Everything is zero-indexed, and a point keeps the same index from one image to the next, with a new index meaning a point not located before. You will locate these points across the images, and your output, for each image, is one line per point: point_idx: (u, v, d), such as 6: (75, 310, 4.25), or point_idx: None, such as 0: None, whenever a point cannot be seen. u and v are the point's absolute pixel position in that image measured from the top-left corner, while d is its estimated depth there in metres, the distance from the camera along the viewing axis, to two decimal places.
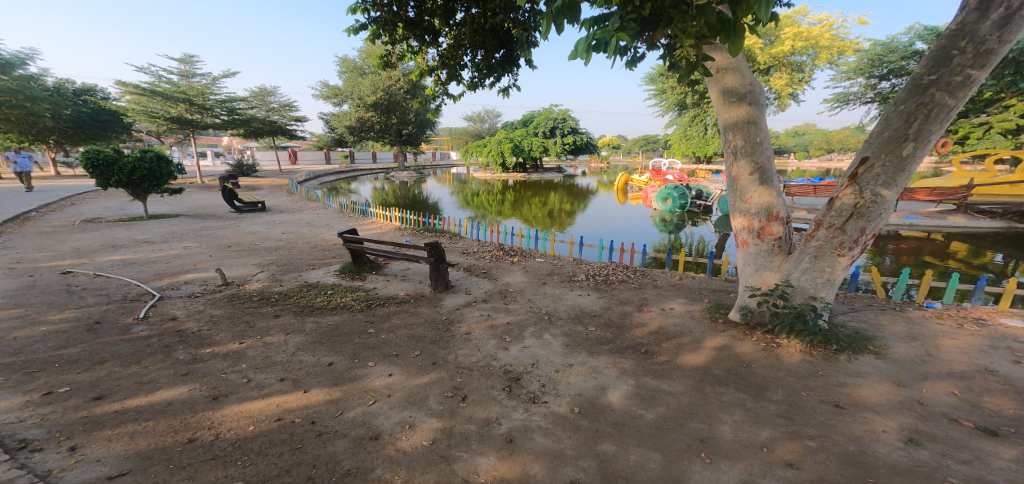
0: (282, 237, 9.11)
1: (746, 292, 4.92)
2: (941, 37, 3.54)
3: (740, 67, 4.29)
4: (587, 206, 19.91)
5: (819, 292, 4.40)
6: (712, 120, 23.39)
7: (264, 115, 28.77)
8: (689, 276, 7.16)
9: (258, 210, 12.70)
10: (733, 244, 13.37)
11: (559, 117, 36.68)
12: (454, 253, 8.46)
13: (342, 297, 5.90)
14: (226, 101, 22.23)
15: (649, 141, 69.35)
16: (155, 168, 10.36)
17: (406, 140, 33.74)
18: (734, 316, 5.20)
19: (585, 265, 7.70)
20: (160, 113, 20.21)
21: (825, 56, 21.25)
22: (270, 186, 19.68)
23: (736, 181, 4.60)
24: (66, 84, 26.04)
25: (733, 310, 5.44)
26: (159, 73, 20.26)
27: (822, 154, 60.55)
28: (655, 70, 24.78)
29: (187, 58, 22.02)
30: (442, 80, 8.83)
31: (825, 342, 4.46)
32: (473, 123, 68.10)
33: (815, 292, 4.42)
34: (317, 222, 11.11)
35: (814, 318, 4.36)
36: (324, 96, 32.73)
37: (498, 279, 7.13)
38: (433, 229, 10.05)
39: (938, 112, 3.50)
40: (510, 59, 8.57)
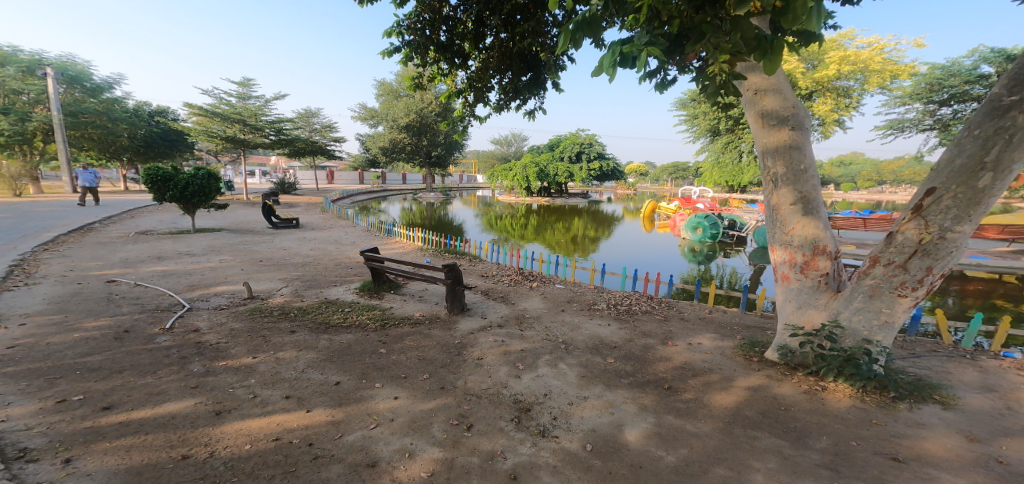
0: (310, 253, 9.32)
1: (787, 332, 4.56)
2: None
3: (783, 90, 4.12)
4: (614, 233, 19.56)
5: (874, 334, 4.01)
6: (747, 147, 22.85)
7: (308, 137, 30.26)
8: (719, 310, 6.78)
9: (292, 227, 13.14)
10: (767, 277, 12.73)
11: (586, 142, 36.78)
12: (475, 276, 8.39)
13: (359, 316, 5.89)
14: (276, 121, 23.38)
15: (681, 169, 68.33)
16: (205, 185, 10.84)
17: (434, 162, 34.61)
18: (772, 356, 4.81)
19: (607, 294, 7.44)
20: (216, 132, 21.41)
21: (876, 80, 20.41)
22: (306, 204, 20.46)
23: (777, 211, 4.33)
24: (147, 107, 28.23)
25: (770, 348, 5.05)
26: (220, 95, 21.71)
27: (866, 186, 57.74)
28: (687, 96, 24.63)
29: (246, 82, 23.58)
30: (469, 102, 9.05)
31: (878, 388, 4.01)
32: (502, 147, 69.37)
33: (868, 335, 4.04)
34: (344, 240, 11.35)
35: (868, 362, 3.96)
36: (360, 118, 34.20)
37: (516, 304, 6.97)
38: (455, 251, 10.06)
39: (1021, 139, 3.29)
40: (537, 82, 8.70)
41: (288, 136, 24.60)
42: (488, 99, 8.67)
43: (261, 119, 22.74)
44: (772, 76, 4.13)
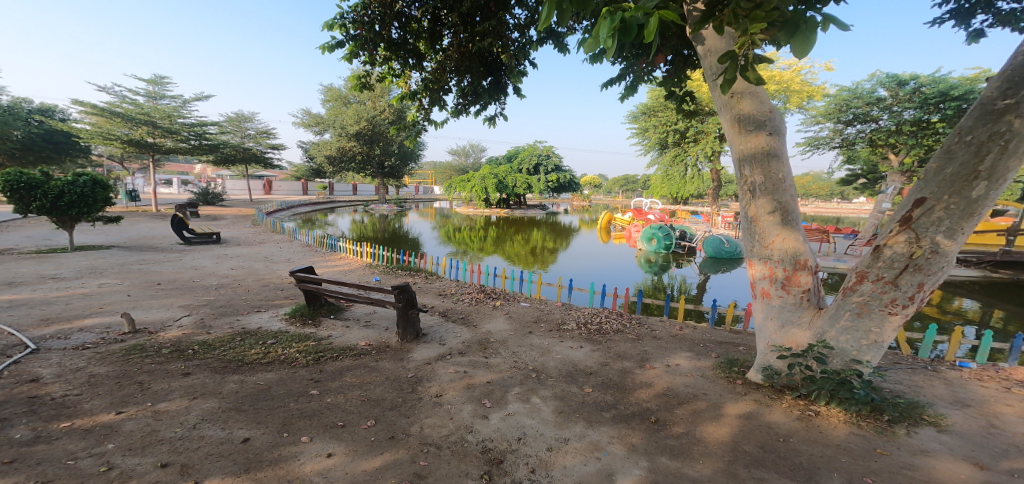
0: (230, 273, 8.06)
1: (770, 351, 4.17)
2: (1017, 56, 3.18)
3: (759, 92, 3.79)
4: (571, 245, 19.39)
5: (863, 353, 3.70)
6: (693, 160, 23.67)
7: (238, 142, 27.87)
8: (689, 324, 6.42)
9: (211, 242, 11.55)
10: (716, 285, 12.97)
11: (544, 154, 36.85)
12: (428, 296, 7.52)
13: (288, 348, 4.90)
14: (196, 124, 21.21)
15: (627, 181, 70.58)
16: (89, 193, 9.27)
17: (387, 173, 33.03)
18: (756, 377, 4.43)
19: (574, 311, 6.87)
20: (118, 134, 18.77)
21: (796, 100, 22.08)
22: (235, 217, 18.45)
23: (755, 222, 3.95)
24: (25, 104, 24.44)
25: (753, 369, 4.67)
26: (123, 92, 19.26)
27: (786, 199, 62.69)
28: (639, 109, 25.48)
29: (157, 79, 21.15)
30: (425, 105, 8.30)
31: (873, 412, 3.71)
32: (457, 157, 68.09)
33: (858, 355, 3.71)
34: (277, 257, 10.03)
35: (864, 386, 3.65)
36: (303, 124, 32.01)
37: (476, 326, 6.22)
38: (408, 267, 9.14)
39: (1018, 145, 3.02)
40: (498, 87, 8.17)
41: (209, 141, 22.37)
42: (445, 102, 7.98)
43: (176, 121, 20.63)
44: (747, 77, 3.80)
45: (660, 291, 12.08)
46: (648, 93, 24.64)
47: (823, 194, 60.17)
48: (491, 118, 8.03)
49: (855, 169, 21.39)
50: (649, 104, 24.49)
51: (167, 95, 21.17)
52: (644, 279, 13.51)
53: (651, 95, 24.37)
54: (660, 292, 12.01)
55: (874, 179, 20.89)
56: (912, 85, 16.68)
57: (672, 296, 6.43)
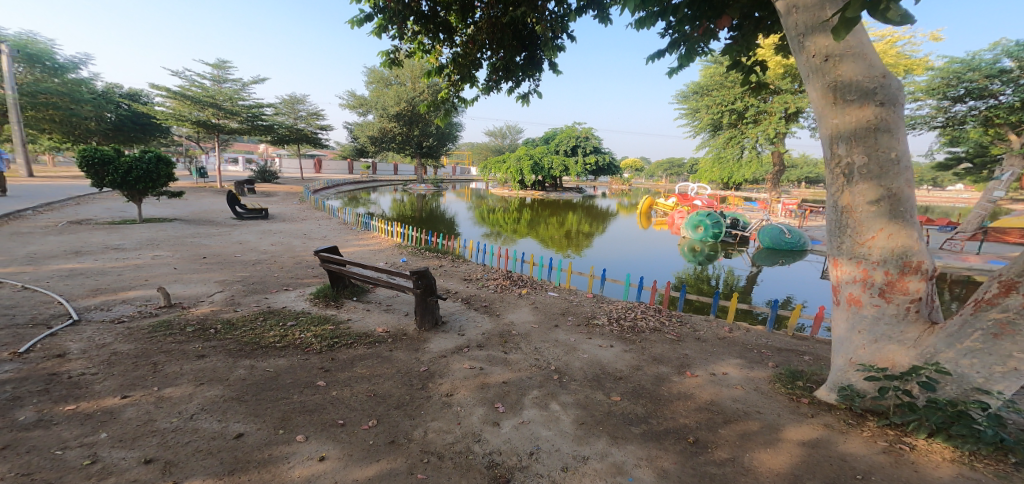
0: (269, 249, 8.18)
1: (856, 370, 3.41)
2: None
3: (867, 55, 3.14)
4: (609, 229, 18.51)
5: (992, 382, 2.85)
6: (751, 141, 21.40)
7: (291, 123, 28.91)
8: (739, 325, 5.68)
9: (258, 218, 11.92)
10: (768, 279, 11.81)
11: (583, 136, 35.27)
12: (454, 281, 7.23)
13: (306, 331, 4.73)
14: (253, 106, 22.02)
15: (674, 164, 66.84)
16: (154, 169, 9.61)
17: (425, 153, 33.17)
18: (829, 398, 3.67)
19: (606, 305, 6.31)
20: (184, 115, 19.83)
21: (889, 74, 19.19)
22: (284, 194, 19.15)
23: (849, 213, 3.28)
24: (116, 89, 26.46)
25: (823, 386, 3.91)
26: (191, 76, 20.16)
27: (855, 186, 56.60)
28: (689, 87, 23.50)
29: (221, 63, 22.07)
30: (456, 82, 7.81)
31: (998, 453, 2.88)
32: (497, 139, 67.34)
33: (984, 383, 2.87)
34: (314, 234, 10.14)
35: (992, 422, 2.76)
36: (348, 105, 32.63)
37: (500, 318, 5.84)
38: (435, 249, 8.88)
39: None
40: (533, 62, 7.52)
41: (263, 122, 23.25)
42: (476, 78, 7.47)
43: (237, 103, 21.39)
44: (849, 38, 3.19)
45: (701, 284, 11.13)
46: (703, 69, 22.60)
47: None
48: (524, 96, 7.41)
49: (954, 151, 18.63)
50: (702, 82, 22.52)
51: (229, 79, 22.05)
52: (685, 269, 12.55)
53: (705, 71, 22.30)
54: (701, 285, 11.06)
55: (980, 163, 18.05)
56: None
57: (720, 295, 5.70)
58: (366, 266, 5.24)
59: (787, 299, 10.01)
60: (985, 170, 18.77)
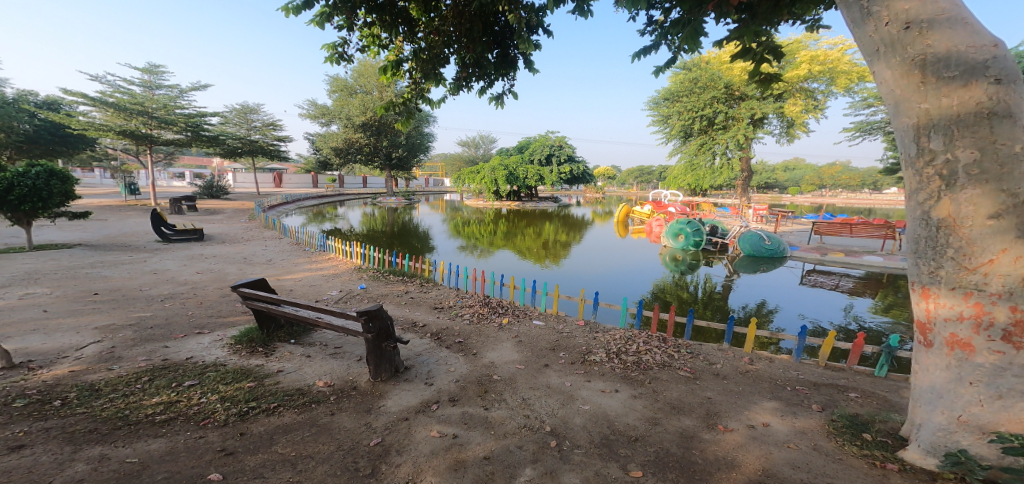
0: (192, 278, 6.78)
1: (976, 435, 2.49)
2: None
3: (966, 19, 2.32)
4: (584, 238, 17.76)
5: None
6: (722, 148, 21.30)
7: (243, 134, 26.92)
8: (759, 354, 4.81)
9: (191, 239, 10.36)
10: (758, 286, 11.22)
11: (556, 144, 34.82)
12: (421, 310, 6.11)
13: (208, 395, 3.45)
14: (193, 116, 20.16)
15: (643, 172, 67.39)
16: (42, 185, 8.04)
17: (394, 164, 31.81)
18: (929, 464, 2.69)
19: (600, 336, 5.33)
20: (106, 125, 17.66)
21: (843, 82, 19.07)
22: (231, 211, 17.36)
23: (950, 230, 2.40)
24: (32, 97, 23.67)
25: (907, 443, 2.97)
26: (113, 81, 18.06)
27: (811, 190, 58.58)
28: (659, 94, 23.27)
29: (152, 68, 20.13)
30: (419, 82, 6.74)
31: None
32: (469, 149, 65.76)
33: None
34: (256, 257, 8.74)
35: None
36: (309, 116, 30.76)
37: (477, 360, 4.78)
38: (399, 271, 7.70)
39: None
40: (506, 60, 6.55)
41: (206, 133, 21.33)
42: (442, 78, 6.42)
43: (174, 112, 19.48)
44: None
45: (681, 293, 10.41)
46: (672, 77, 22.47)
47: (852, 184, 56.94)
48: (499, 98, 6.43)
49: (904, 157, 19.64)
50: (671, 88, 22.28)
51: (162, 85, 20.09)
52: (663, 277, 11.84)
53: (675, 77, 22.15)
54: (682, 295, 10.31)
55: None
56: None
57: (735, 319, 4.81)
58: (299, 302, 4.03)
59: (773, 308, 9.39)
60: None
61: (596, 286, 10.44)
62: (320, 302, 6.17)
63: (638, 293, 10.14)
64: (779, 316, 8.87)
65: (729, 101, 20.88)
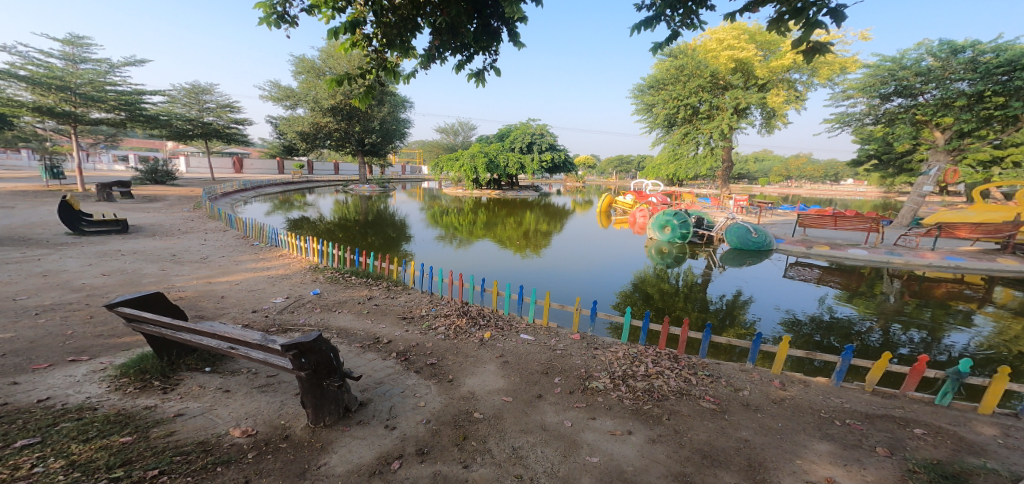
0: (99, 284, 5.56)
1: None
2: None
3: None
4: (565, 228, 16.96)
5: None
6: (705, 138, 20.84)
7: (196, 115, 24.72)
8: (790, 377, 4.10)
9: (112, 232, 8.97)
10: (744, 278, 10.65)
11: (537, 132, 33.77)
12: (387, 322, 5.12)
13: (49, 461, 2.45)
14: (128, 94, 18.15)
15: (621, 161, 66.89)
16: None
17: (369, 151, 29.78)
18: None
19: (601, 355, 4.49)
20: (16, 100, 15.59)
21: (825, 73, 18.89)
22: (175, 199, 15.65)
23: None
24: None
25: None
26: (24, 52, 15.86)
27: (779, 181, 59.73)
28: (644, 81, 22.63)
29: (73, 39, 17.87)
30: (376, 48, 5.32)
31: None
32: (445, 136, 63.49)
33: None
34: (190, 254, 7.45)
35: None
36: (270, 97, 28.55)
37: (453, 390, 3.87)
38: (360, 271, 6.60)
39: None
40: (487, 31, 5.28)
41: (145, 113, 19.30)
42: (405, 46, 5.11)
43: (103, 89, 17.48)
44: None
45: (661, 285, 9.69)
46: (657, 64, 21.78)
47: (818, 177, 58.40)
48: (478, 75, 5.27)
49: (866, 148, 20.21)
50: (657, 75, 21.61)
51: (87, 59, 17.87)
52: (645, 268, 11.14)
53: (660, 65, 21.50)
54: (663, 287, 9.60)
55: (888, 160, 19.70)
56: (968, 53, 13.43)
57: (764, 336, 4.08)
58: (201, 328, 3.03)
59: (750, 299, 8.88)
60: (891, 168, 20.36)
61: (574, 277, 9.64)
62: (258, 313, 5.05)
63: (619, 285, 9.38)
64: (755, 308, 8.32)
65: (714, 91, 20.31)
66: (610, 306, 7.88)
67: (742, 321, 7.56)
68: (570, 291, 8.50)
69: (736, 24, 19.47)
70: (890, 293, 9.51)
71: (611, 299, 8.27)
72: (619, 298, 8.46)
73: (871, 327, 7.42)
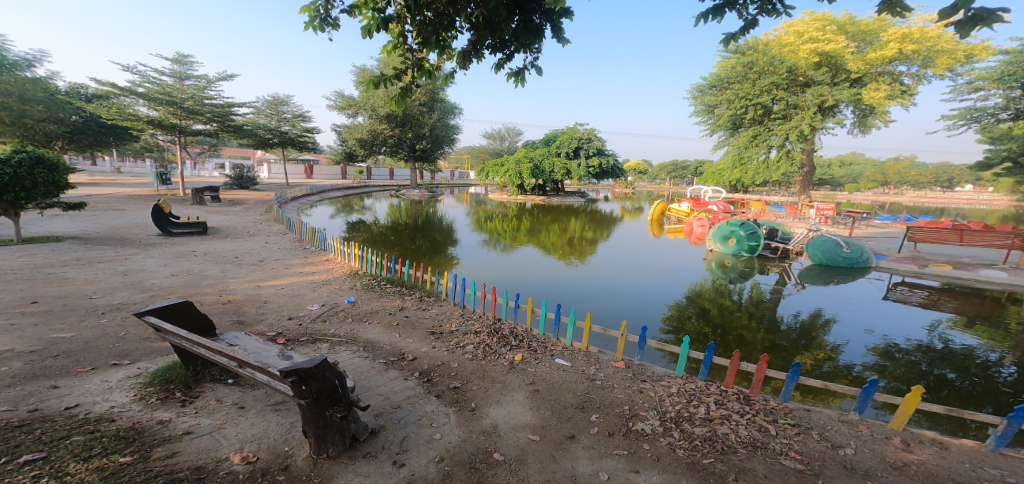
0: (163, 283, 5.82)
1: None
2: None
3: None
4: (613, 235, 16.01)
5: None
6: (780, 141, 18.65)
7: (274, 126, 26.81)
8: (917, 434, 3.19)
9: (194, 233, 9.60)
10: (827, 296, 9.20)
11: (585, 137, 32.71)
12: (414, 337, 4.82)
13: (40, 482, 2.22)
14: (222, 107, 19.93)
15: (677, 167, 63.16)
16: (24, 174, 7.37)
17: (419, 156, 30.72)
18: None
19: (649, 389, 3.84)
20: (135, 114, 17.65)
21: (945, 63, 16.00)
22: (252, 202, 16.93)
23: None
24: (79, 90, 24.25)
25: None
26: (144, 71, 17.85)
27: (868, 187, 52.93)
28: (706, 81, 20.90)
29: (180, 58, 19.99)
30: (412, 47, 4.88)
31: None
32: (494, 141, 63.93)
33: None
34: (248, 257, 7.74)
35: None
36: (337, 107, 30.26)
37: (474, 421, 3.44)
38: (394, 281, 6.39)
39: None
40: (529, 27, 4.73)
41: (234, 123, 21.14)
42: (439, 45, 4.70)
43: (204, 102, 19.28)
44: None
45: (721, 300, 8.59)
46: (721, 62, 20.01)
47: (919, 182, 50.94)
48: (518, 74, 4.82)
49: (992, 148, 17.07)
50: (720, 74, 19.75)
51: (191, 76, 19.96)
52: (701, 281, 10.03)
53: (724, 63, 19.67)
54: (723, 302, 8.47)
55: None
56: None
57: (878, 383, 3.19)
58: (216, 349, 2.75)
59: (832, 319, 7.58)
60: None
61: (619, 287, 8.86)
62: (293, 320, 4.94)
63: (670, 297, 8.45)
64: (838, 330, 7.03)
65: (792, 88, 18.17)
66: (659, 319, 7.08)
67: (822, 345, 6.38)
68: (615, 301, 7.81)
69: (819, 15, 17.43)
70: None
71: (660, 312, 7.44)
72: (670, 311, 7.58)
73: (1003, 360, 6.07)
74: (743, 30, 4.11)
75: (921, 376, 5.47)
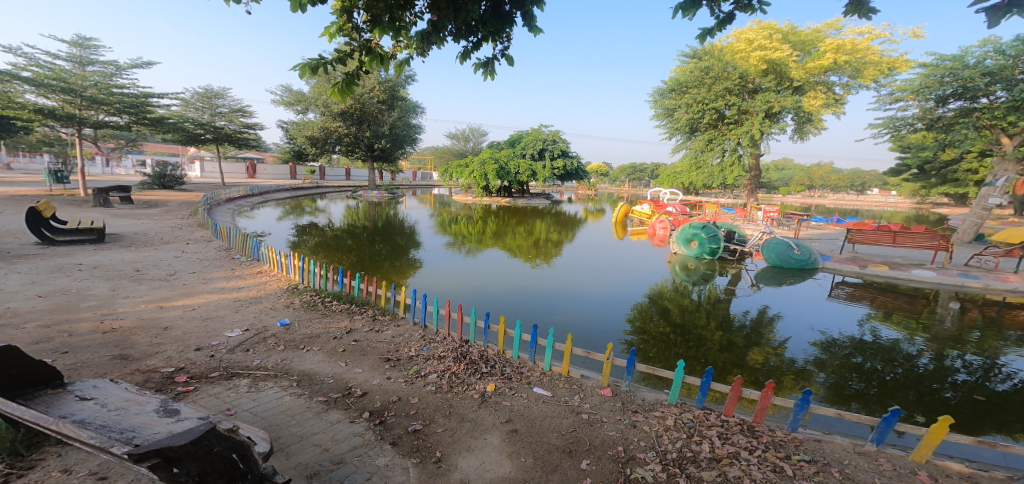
0: (23, 308, 4.57)
1: None
2: None
3: None
4: (577, 237, 15.73)
5: None
6: (732, 145, 19.37)
7: (208, 119, 24.28)
8: (938, 468, 2.85)
9: (86, 241, 8.09)
10: (786, 295, 9.30)
11: (549, 139, 32.53)
12: (364, 366, 3.99)
13: None
14: (136, 97, 17.48)
15: (635, 170, 65.22)
16: None
17: (378, 156, 29.07)
18: None
19: (643, 424, 3.31)
20: (23, 102, 15.09)
21: (872, 74, 17.38)
22: (177, 204, 14.99)
23: None
24: None
25: None
26: (30, 52, 15.28)
27: (800, 191, 57.18)
28: (665, 85, 21.35)
29: (79, 41, 17.35)
30: (359, 26, 3.87)
31: None
32: (456, 142, 62.72)
33: None
34: (154, 270, 6.48)
35: None
36: (282, 102, 28.06)
37: (439, 478, 2.71)
38: (343, 299, 5.43)
39: None
40: (501, 13, 4.03)
41: (153, 115, 18.75)
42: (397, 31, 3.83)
43: (111, 91, 16.87)
44: None
45: (681, 300, 8.37)
46: (679, 67, 20.57)
47: (844, 186, 55.67)
48: (486, 65, 4.21)
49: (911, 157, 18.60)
50: (679, 79, 20.22)
51: (94, 61, 17.40)
52: (663, 282, 9.84)
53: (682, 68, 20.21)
54: (682, 302, 8.23)
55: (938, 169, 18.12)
56: None
57: (902, 413, 2.87)
58: (43, 419, 1.87)
59: (777, 315, 7.57)
60: (934, 178, 18.84)
61: (585, 290, 8.42)
62: (203, 351, 3.95)
63: (632, 298, 8.14)
64: (782, 326, 6.95)
65: (741, 94, 18.82)
66: (623, 320, 6.67)
67: (768, 341, 6.19)
68: (577, 304, 7.33)
69: (765, 24, 18.32)
70: (956, 316, 8.12)
71: (625, 314, 7.04)
72: (633, 312, 7.23)
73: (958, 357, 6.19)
74: (719, 26, 3.76)
75: (853, 368, 5.35)
